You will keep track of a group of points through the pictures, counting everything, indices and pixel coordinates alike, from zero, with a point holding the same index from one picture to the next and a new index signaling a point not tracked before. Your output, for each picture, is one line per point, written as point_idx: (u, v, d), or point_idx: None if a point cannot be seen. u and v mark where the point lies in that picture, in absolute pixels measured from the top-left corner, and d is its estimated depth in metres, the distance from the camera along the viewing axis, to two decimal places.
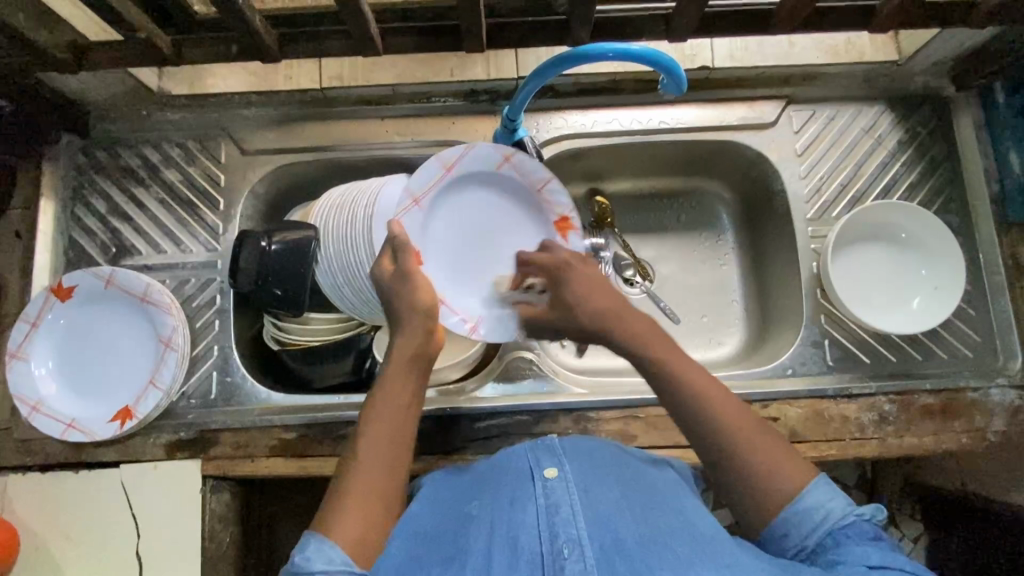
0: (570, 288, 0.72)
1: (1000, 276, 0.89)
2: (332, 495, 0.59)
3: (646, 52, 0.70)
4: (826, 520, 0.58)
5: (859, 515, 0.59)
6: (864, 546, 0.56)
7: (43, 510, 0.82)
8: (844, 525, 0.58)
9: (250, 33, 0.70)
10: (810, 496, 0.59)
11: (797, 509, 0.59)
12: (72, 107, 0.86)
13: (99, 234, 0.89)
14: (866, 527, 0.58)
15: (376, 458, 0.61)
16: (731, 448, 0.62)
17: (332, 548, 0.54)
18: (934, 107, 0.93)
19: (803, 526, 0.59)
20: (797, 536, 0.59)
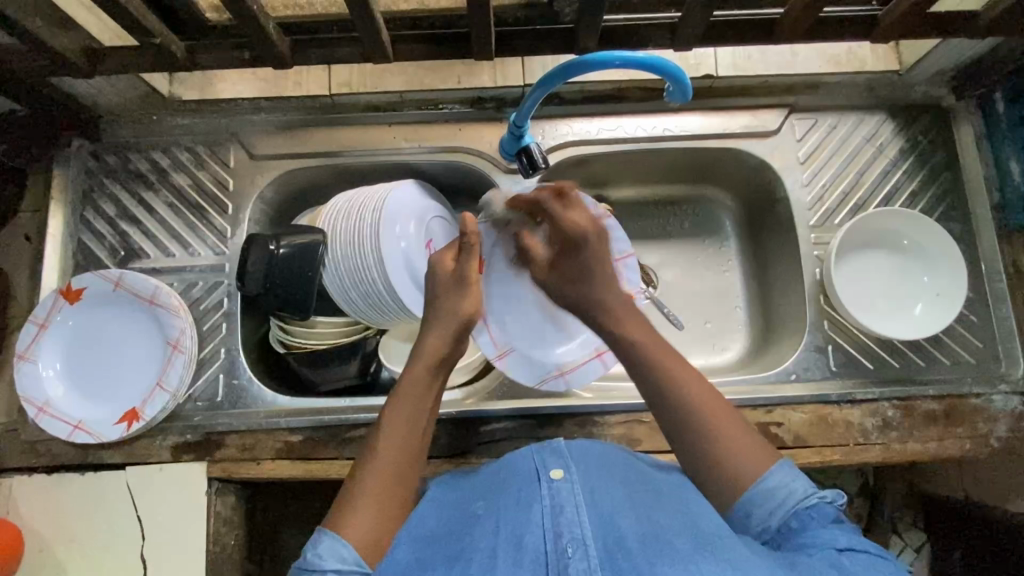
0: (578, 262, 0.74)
1: (1001, 283, 0.90)
2: (346, 492, 0.62)
3: (651, 60, 0.71)
4: (789, 501, 0.60)
5: (822, 498, 0.60)
6: (829, 529, 0.58)
7: (49, 511, 0.82)
8: (807, 506, 0.60)
9: (264, 39, 0.71)
10: (775, 476, 0.61)
11: (764, 488, 0.61)
12: (83, 111, 0.87)
13: (108, 238, 0.89)
14: (828, 510, 0.60)
15: (394, 458, 0.63)
16: (703, 428, 0.64)
17: (344, 546, 0.57)
18: (935, 117, 0.94)
19: (769, 505, 0.60)
20: (761, 516, 0.60)
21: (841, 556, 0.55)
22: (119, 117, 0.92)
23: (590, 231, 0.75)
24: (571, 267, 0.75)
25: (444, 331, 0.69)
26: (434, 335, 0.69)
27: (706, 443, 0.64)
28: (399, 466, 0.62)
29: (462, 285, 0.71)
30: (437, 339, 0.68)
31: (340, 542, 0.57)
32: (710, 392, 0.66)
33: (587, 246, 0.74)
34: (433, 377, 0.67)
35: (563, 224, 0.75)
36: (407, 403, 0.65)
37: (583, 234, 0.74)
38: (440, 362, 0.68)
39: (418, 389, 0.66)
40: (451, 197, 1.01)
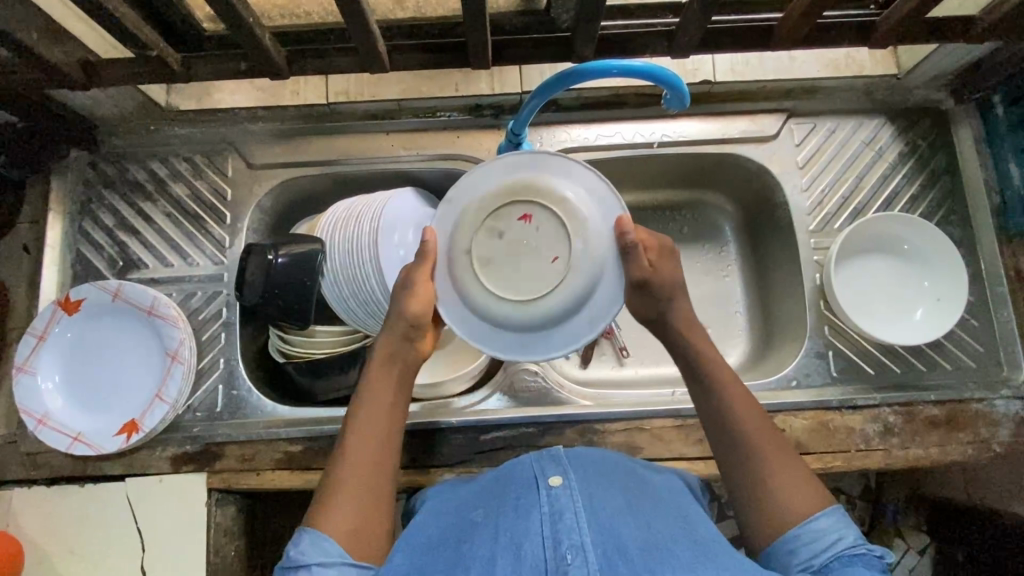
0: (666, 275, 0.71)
1: (1002, 287, 0.90)
2: (324, 493, 0.63)
3: (646, 68, 0.71)
4: (837, 545, 0.59)
5: (870, 549, 0.60)
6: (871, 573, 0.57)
7: (50, 523, 0.82)
8: (854, 554, 0.59)
9: (260, 50, 0.72)
10: (826, 519, 0.61)
11: (810, 527, 0.60)
12: (81, 122, 0.87)
13: (107, 248, 0.89)
14: (874, 562, 0.59)
15: (364, 459, 0.64)
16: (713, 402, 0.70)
17: (325, 540, 0.58)
18: (934, 120, 0.93)
19: (815, 544, 0.59)
20: (806, 553, 0.59)
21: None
22: (117, 128, 0.92)
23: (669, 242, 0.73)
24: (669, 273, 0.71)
25: (396, 328, 0.69)
26: (387, 333, 0.70)
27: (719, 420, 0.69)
28: (369, 464, 0.64)
29: (406, 286, 0.69)
30: (389, 337, 0.69)
31: (322, 537, 0.58)
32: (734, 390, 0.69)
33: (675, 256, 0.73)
34: (392, 373, 0.69)
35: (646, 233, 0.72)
36: (373, 400, 0.67)
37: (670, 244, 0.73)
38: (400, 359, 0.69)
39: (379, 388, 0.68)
40: None
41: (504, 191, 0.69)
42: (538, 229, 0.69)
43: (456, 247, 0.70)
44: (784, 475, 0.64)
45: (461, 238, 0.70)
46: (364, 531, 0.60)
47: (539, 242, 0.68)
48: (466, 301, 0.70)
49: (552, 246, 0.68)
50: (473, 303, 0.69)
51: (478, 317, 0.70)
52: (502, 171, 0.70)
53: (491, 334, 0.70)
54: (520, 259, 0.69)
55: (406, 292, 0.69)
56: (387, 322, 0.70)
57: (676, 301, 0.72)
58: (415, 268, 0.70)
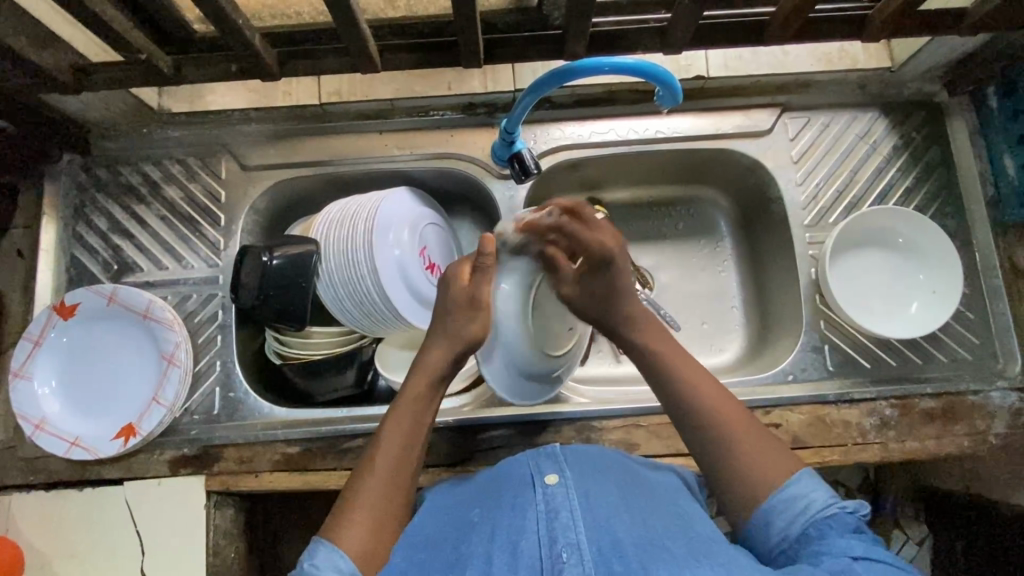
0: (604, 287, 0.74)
1: (997, 279, 0.90)
2: (342, 505, 0.62)
3: (637, 65, 0.71)
4: (808, 510, 0.60)
5: (842, 508, 0.60)
6: (846, 538, 0.58)
7: (49, 527, 0.82)
8: (827, 516, 0.60)
9: (250, 51, 0.71)
10: (794, 487, 0.62)
11: (781, 498, 0.61)
12: (73, 126, 0.87)
13: (101, 252, 0.89)
14: (849, 519, 0.60)
15: (389, 476, 0.63)
16: (663, 363, 0.71)
17: (341, 557, 0.57)
18: (929, 113, 0.93)
19: (788, 512, 0.60)
20: (780, 525, 0.60)
21: (853, 563, 0.55)
22: (109, 130, 0.91)
23: (614, 247, 0.73)
24: (597, 288, 0.74)
25: (449, 346, 0.69)
26: (436, 352, 0.69)
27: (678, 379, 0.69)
28: (392, 483, 0.63)
29: (474, 308, 0.70)
30: (437, 355, 0.69)
31: (337, 555, 0.57)
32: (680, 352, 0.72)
33: (613, 267, 0.73)
34: (433, 393, 0.68)
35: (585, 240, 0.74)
36: (404, 419, 0.66)
37: (610, 252, 0.73)
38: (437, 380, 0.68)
39: (415, 408, 0.67)
40: (445, 203, 1.00)
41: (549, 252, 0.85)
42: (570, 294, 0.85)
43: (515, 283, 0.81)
44: (758, 448, 0.65)
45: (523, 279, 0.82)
46: (378, 550, 0.59)
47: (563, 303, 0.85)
48: (503, 333, 0.79)
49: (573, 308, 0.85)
50: (506, 336, 0.79)
51: (502, 351, 0.79)
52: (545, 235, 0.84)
53: (500, 370, 0.79)
54: (550, 314, 0.84)
55: (469, 316, 0.70)
56: (442, 340, 0.70)
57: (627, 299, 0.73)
58: (478, 280, 0.71)
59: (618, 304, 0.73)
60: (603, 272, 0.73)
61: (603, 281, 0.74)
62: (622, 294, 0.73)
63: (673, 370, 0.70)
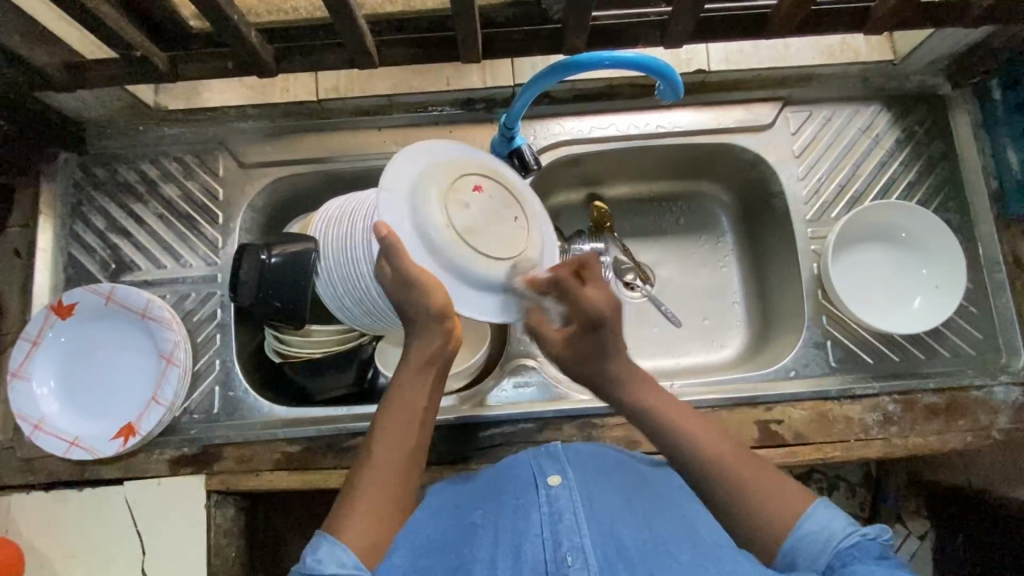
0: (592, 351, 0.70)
1: (1001, 273, 0.89)
2: (343, 498, 0.60)
3: (636, 59, 0.70)
4: (830, 542, 0.56)
5: (865, 535, 0.56)
6: (870, 567, 0.53)
7: (49, 528, 0.82)
8: (849, 547, 0.55)
9: (247, 48, 0.71)
10: (812, 518, 0.57)
11: (801, 532, 0.57)
12: (69, 124, 0.86)
13: (99, 251, 0.89)
14: (872, 547, 0.55)
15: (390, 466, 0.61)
16: (652, 416, 0.67)
17: (343, 549, 0.55)
18: (930, 106, 0.93)
19: (812, 550, 0.56)
20: (804, 562, 0.56)
21: None
22: (106, 128, 0.90)
23: (609, 314, 0.68)
24: (584, 349, 0.70)
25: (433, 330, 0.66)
26: (419, 337, 0.66)
27: (666, 430, 0.65)
28: (394, 473, 0.60)
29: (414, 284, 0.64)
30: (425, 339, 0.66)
31: (339, 548, 0.55)
32: (666, 396, 0.69)
33: (601, 332, 0.69)
34: (427, 377, 0.66)
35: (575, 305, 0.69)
36: (402, 406, 0.64)
37: (605, 316, 0.68)
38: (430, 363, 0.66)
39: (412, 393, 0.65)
40: None
41: (439, 167, 0.71)
42: (489, 193, 0.72)
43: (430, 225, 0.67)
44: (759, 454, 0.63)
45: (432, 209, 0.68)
46: (382, 540, 0.57)
47: (493, 206, 0.72)
48: (454, 267, 0.68)
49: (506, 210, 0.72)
50: (462, 271, 0.68)
51: (477, 283, 0.69)
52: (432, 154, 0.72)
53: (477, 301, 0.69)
54: (485, 221, 0.70)
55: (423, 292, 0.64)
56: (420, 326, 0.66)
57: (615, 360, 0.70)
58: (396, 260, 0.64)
59: (606, 364, 0.70)
60: (592, 334, 0.69)
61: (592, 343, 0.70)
62: (611, 355, 0.69)
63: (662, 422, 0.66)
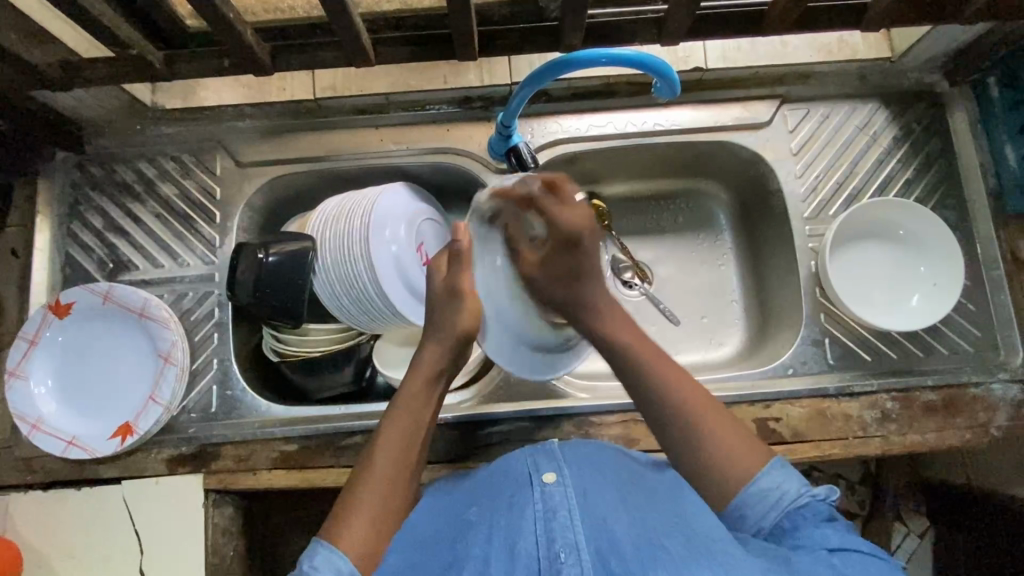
0: (577, 271, 0.73)
1: (999, 270, 0.89)
2: (342, 504, 0.63)
3: (633, 57, 0.70)
4: (782, 502, 0.62)
5: (814, 496, 0.62)
6: (822, 528, 0.60)
7: (47, 527, 0.82)
8: (800, 506, 0.62)
9: (243, 46, 0.71)
10: (767, 476, 0.63)
11: (754, 489, 0.63)
12: (65, 122, 0.86)
13: (96, 251, 0.89)
14: (821, 508, 0.62)
15: (387, 475, 0.64)
16: (635, 364, 0.70)
17: (339, 557, 0.58)
18: (929, 104, 0.93)
19: (763, 505, 0.62)
20: (755, 516, 0.62)
21: (830, 555, 0.56)
22: (103, 128, 0.90)
23: (584, 229, 0.73)
24: (561, 269, 0.73)
25: (443, 345, 0.70)
26: (429, 352, 0.70)
27: (642, 372, 0.69)
28: (391, 482, 0.63)
29: (456, 299, 0.70)
30: (432, 353, 0.70)
31: (335, 554, 0.58)
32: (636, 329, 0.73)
33: (577, 250, 0.73)
34: (431, 391, 0.69)
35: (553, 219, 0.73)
36: (404, 418, 0.67)
37: (578, 231, 0.72)
38: (435, 377, 0.69)
39: (414, 406, 0.68)
40: (442, 199, 0.99)
41: (518, 211, 0.76)
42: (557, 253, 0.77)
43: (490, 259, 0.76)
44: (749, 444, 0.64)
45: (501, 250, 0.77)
46: (378, 547, 0.60)
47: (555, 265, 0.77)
48: (498, 308, 0.76)
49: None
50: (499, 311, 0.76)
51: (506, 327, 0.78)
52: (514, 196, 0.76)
53: (504, 342, 0.78)
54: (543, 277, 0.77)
55: (458, 308, 0.70)
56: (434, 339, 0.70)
57: (594, 282, 0.73)
58: (455, 270, 0.71)
59: (587, 286, 0.72)
60: (570, 251, 0.73)
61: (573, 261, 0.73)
62: (590, 277, 0.73)
63: (646, 371, 0.69)
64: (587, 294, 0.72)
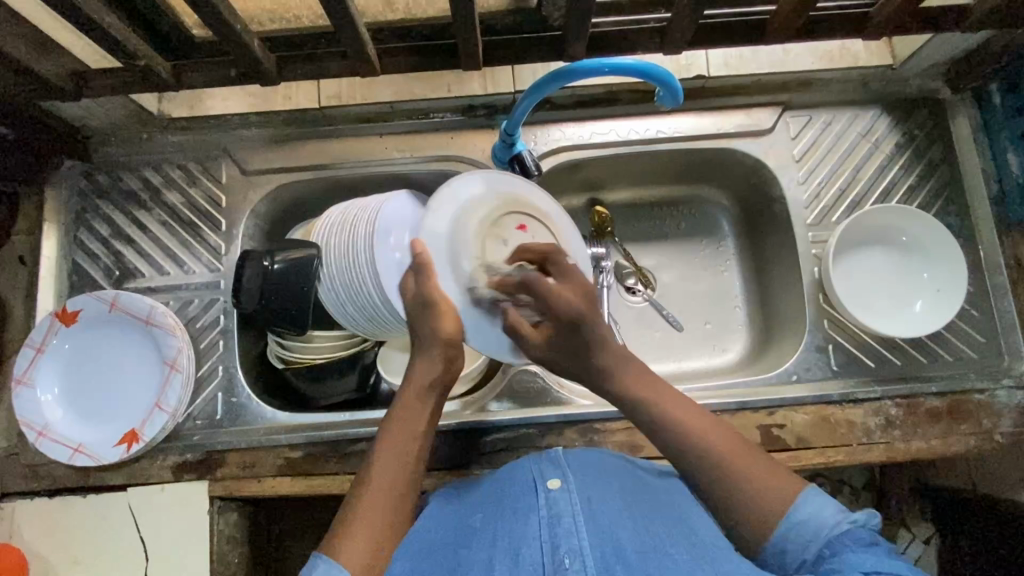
0: (581, 347, 0.70)
1: (1002, 277, 0.89)
2: (341, 520, 0.60)
3: (636, 66, 0.71)
4: (822, 531, 0.60)
5: (854, 523, 0.61)
6: (858, 551, 0.57)
7: (53, 534, 0.82)
8: (839, 534, 0.60)
9: (249, 56, 0.71)
10: (803, 508, 0.62)
11: (793, 521, 0.62)
12: (73, 132, 0.87)
13: (103, 258, 0.89)
14: (862, 533, 0.60)
15: (384, 489, 0.62)
16: (649, 407, 0.69)
17: (338, 570, 0.55)
18: (931, 110, 0.93)
19: (803, 537, 0.61)
20: (797, 550, 0.61)
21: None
22: (109, 137, 0.91)
23: (582, 307, 0.69)
24: (568, 348, 0.70)
25: (431, 354, 0.68)
26: (420, 360, 0.68)
27: (654, 420, 0.68)
28: (388, 495, 0.61)
29: (432, 308, 0.69)
30: (423, 364, 0.68)
31: (334, 570, 0.55)
32: (660, 385, 0.70)
33: (582, 331, 0.69)
34: (424, 401, 0.67)
35: (548, 302, 0.69)
36: (399, 429, 0.65)
37: (579, 313, 0.69)
38: (429, 387, 0.67)
39: (408, 417, 0.66)
40: None
41: (473, 209, 0.73)
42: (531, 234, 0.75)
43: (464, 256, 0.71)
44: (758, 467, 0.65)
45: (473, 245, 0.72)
46: (378, 559, 0.58)
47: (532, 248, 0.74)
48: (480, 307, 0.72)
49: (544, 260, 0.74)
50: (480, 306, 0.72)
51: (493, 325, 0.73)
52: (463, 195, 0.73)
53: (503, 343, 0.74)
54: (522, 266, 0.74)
55: (434, 314, 0.68)
56: (426, 348, 0.68)
57: (602, 354, 0.70)
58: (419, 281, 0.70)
59: (599, 355, 0.70)
60: (572, 332, 0.69)
61: (578, 338, 0.70)
62: (596, 347, 0.70)
63: (662, 415, 0.68)
64: (599, 357, 0.70)
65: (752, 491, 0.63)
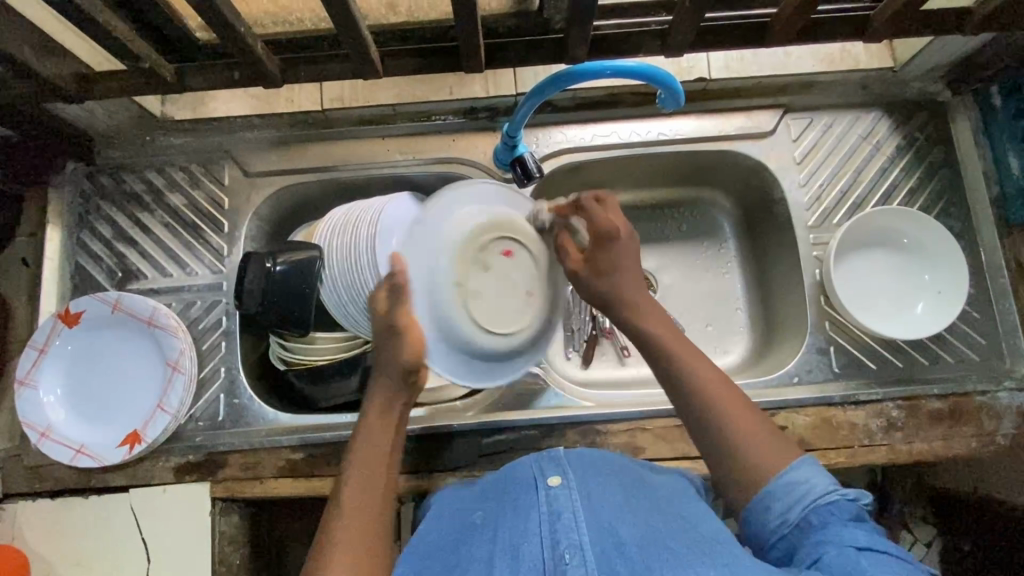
0: (611, 267, 0.72)
1: (1003, 279, 0.89)
2: (318, 550, 0.60)
3: (638, 68, 0.71)
4: (809, 496, 0.60)
5: (842, 495, 0.60)
6: (849, 527, 0.58)
7: (55, 536, 0.82)
8: (826, 502, 0.60)
9: (253, 59, 0.72)
10: (795, 472, 0.62)
11: (782, 482, 0.62)
12: (76, 134, 0.87)
13: (106, 260, 0.89)
14: (848, 506, 0.60)
15: (355, 516, 0.62)
16: (671, 355, 0.70)
17: None
18: (932, 112, 0.93)
19: (788, 499, 0.61)
20: (779, 509, 0.61)
21: (859, 555, 0.54)
22: (113, 139, 0.91)
23: (622, 229, 0.72)
24: (603, 265, 0.72)
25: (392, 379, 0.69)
26: (382, 386, 0.69)
27: (676, 364, 0.69)
28: (361, 520, 0.62)
29: (396, 334, 0.67)
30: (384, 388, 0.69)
31: None
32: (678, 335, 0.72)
33: (617, 248, 0.72)
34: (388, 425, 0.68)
35: (596, 220, 0.71)
36: (366, 455, 0.67)
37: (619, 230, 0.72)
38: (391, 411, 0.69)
39: (374, 441, 0.67)
40: None
41: (450, 226, 0.70)
42: (517, 262, 0.72)
43: (437, 278, 0.69)
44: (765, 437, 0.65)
45: (445, 263, 0.69)
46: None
47: (513, 278, 0.71)
48: (446, 328, 0.69)
49: (524, 281, 0.72)
50: (448, 326, 0.69)
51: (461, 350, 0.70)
52: (446, 215, 0.71)
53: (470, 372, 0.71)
54: (500, 291, 0.71)
55: (398, 339, 0.67)
56: (381, 375, 0.69)
57: (629, 280, 0.73)
58: (394, 304, 0.67)
59: (625, 280, 0.73)
60: (609, 248, 0.72)
61: (611, 255, 0.72)
62: (624, 270, 0.73)
63: (683, 365, 0.69)
64: (626, 288, 0.73)
65: (759, 474, 0.63)
